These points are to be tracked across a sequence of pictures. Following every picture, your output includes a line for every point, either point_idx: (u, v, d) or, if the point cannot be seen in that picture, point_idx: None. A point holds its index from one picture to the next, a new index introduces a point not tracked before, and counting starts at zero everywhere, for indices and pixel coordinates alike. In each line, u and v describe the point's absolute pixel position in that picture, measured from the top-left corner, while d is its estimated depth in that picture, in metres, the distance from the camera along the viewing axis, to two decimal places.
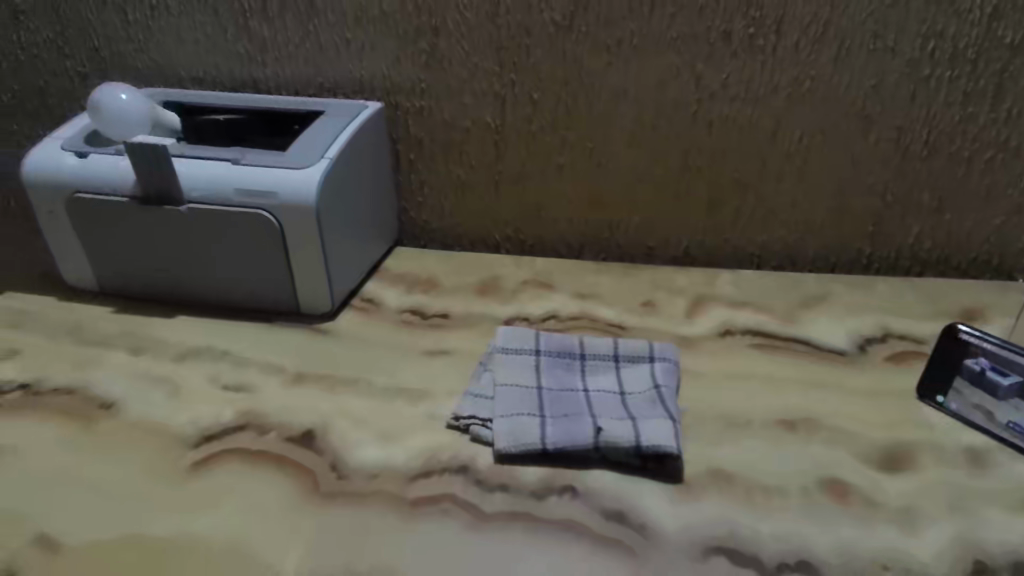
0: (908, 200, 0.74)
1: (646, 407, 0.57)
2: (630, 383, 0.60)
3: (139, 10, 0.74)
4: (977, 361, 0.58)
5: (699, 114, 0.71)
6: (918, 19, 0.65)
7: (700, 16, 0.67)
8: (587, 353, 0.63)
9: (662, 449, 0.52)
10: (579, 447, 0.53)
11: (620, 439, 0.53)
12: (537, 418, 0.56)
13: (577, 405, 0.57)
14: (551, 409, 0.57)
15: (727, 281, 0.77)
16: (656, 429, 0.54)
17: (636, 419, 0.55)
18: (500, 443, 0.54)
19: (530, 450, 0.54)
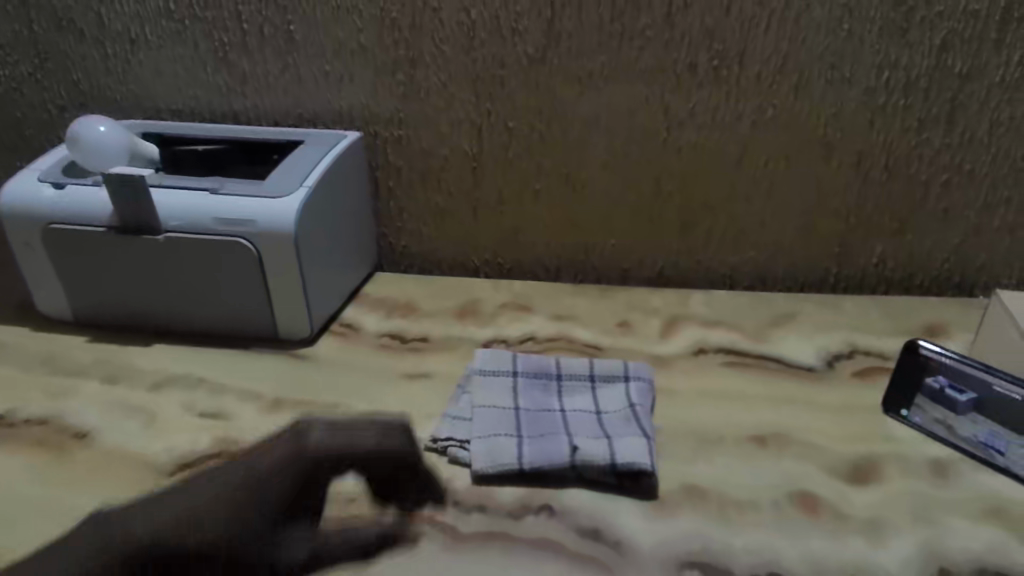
0: (871, 220, 0.76)
1: (621, 426, 0.58)
2: (605, 402, 0.61)
3: (119, 45, 0.75)
4: (937, 378, 0.61)
5: (669, 141, 0.74)
6: (872, 50, 0.68)
7: (667, 48, 0.70)
8: (564, 374, 0.64)
9: (638, 466, 0.53)
10: (555, 466, 0.54)
11: (595, 457, 0.54)
12: (514, 438, 0.57)
13: (553, 425, 0.58)
14: (528, 430, 0.58)
15: (699, 301, 0.79)
16: (632, 447, 0.55)
17: (611, 437, 0.56)
18: (477, 463, 0.55)
19: (507, 471, 0.55)
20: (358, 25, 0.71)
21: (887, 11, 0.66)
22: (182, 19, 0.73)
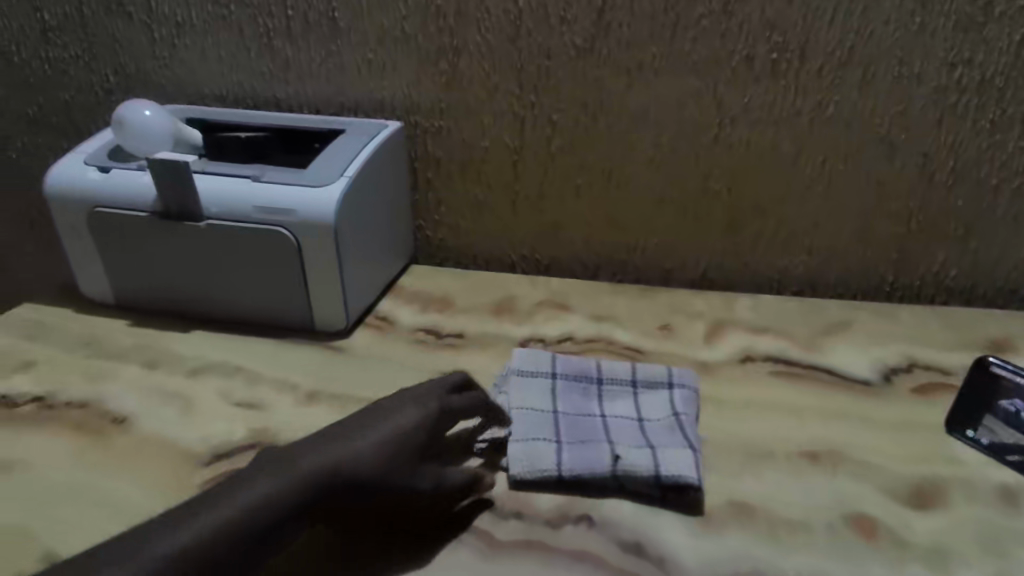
0: (934, 226, 0.72)
1: (665, 435, 0.56)
2: (648, 410, 0.59)
3: (165, 29, 0.75)
4: (1013, 402, 0.60)
5: (720, 138, 0.71)
6: (945, 45, 0.64)
7: (723, 40, 0.66)
8: (605, 378, 0.62)
9: (682, 478, 0.51)
10: (595, 475, 0.52)
11: (639, 468, 0.52)
12: (553, 444, 0.54)
13: (594, 432, 0.56)
14: (567, 435, 0.56)
15: (745, 305, 0.76)
16: (676, 459, 0.52)
17: (655, 447, 0.54)
18: (514, 468, 0.53)
19: (544, 477, 0.53)
20: (402, 12, 0.70)
21: (964, 4, 0.62)
22: (228, 4, 0.72)
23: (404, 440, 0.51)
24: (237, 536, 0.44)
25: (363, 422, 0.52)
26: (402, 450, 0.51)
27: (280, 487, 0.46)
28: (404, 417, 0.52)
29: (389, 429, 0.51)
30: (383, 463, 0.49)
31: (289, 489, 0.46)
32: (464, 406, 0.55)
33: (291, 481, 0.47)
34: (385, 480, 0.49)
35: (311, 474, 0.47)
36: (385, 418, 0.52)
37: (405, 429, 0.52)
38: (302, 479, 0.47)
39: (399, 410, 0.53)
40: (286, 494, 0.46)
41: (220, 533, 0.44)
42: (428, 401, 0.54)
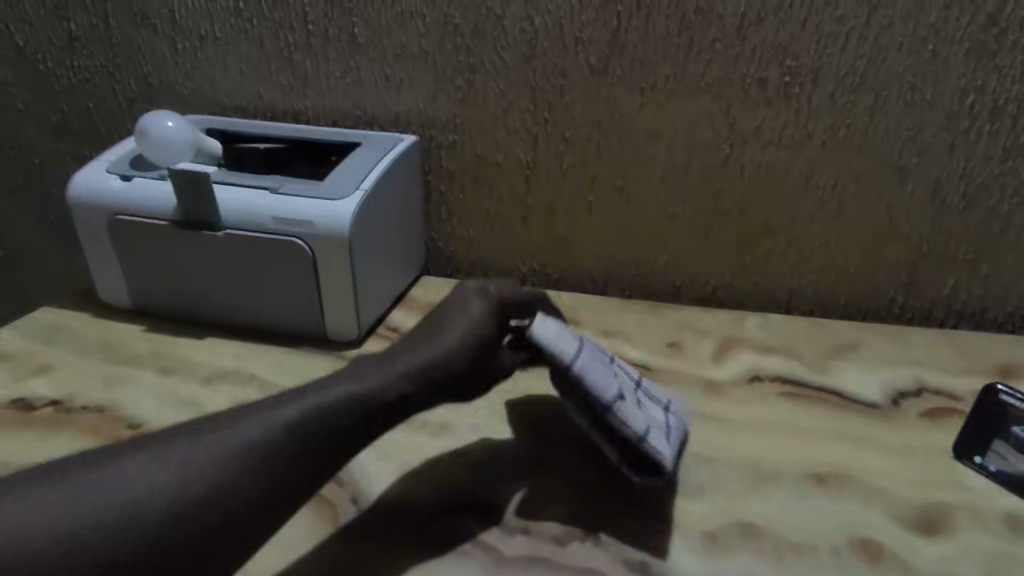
0: (945, 250, 0.72)
1: (656, 415, 0.56)
2: (646, 392, 0.59)
3: (188, 41, 0.76)
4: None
5: (732, 158, 0.71)
6: (958, 73, 0.63)
7: (736, 63, 0.66)
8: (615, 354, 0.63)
9: (662, 460, 0.52)
10: (599, 394, 0.53)
11: (630, 422, 0.53)
12: (579, 342, 0.55)
13: (609, 364, 0.57)
14: (590, 347, 0.56)
15: (755, 324, 0.77)
16: (663, 440, 0.54)
17: (648, 415, 0.55)
18: (540, 330, 0.53)
19: (557, 359, 0.53)
20: (420, 30, 0.71)
21: (977, 32, 0.61)
22: (249, 18, 0.73)
23: (470, 343, 0.54)
24: (298, 438, 0.46)
25: (429, 329, 0.55)
26: (467, 350, 0.54)
27: (344, 391, 0.48)
28: (468, 317, 0.55)
29: (455, 330, 0.54)
30: (450, 367, 0.53)
31: (349, 397, 0.48)
32: (519, 297, 0.58)
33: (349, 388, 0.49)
34: (454, 382, 0.53)
35: (377, 384, 0.50)
36: (449, 317, 0.55)
37: (467, 335, 0.54)
38: (361, 387, 0.49)
39: (464, 307, 0.55)
40: (345, 401, 0.48)
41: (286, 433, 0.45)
42: (484, 299, 0.56)
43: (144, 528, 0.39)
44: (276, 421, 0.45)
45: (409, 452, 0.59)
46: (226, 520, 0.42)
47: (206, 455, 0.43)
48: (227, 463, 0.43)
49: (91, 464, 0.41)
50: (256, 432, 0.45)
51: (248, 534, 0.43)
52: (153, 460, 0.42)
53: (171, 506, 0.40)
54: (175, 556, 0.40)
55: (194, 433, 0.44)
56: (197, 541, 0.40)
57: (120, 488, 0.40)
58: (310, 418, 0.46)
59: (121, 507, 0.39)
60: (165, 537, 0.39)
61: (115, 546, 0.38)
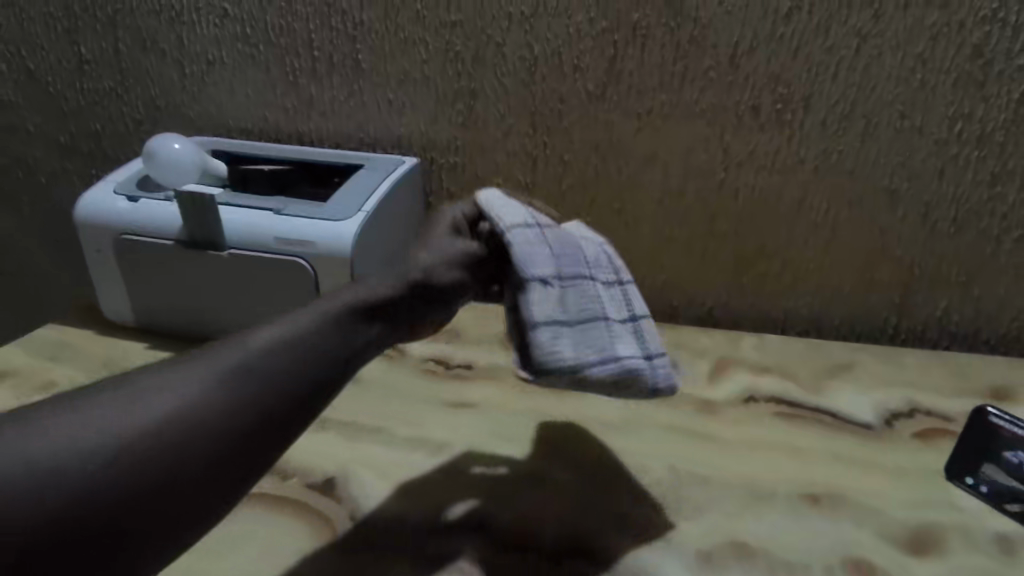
0: (936, 272, 0.73)
1: (581, 340, 0.49)
2: (624, 332, 0.52)
3: (196, 65, 0.78)
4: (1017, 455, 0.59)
5: (727, 182, 0.72)
6: (946, 101, 0.64)
7: (729, 90, 0.68)
8: (621, 276, 0.58)
9: (541, 360, 0.47)
10: (518, 271, 0.50)
11: (529, 304, 0.49)
12: (529, 231, 0.52)
13: (572, 274, 0.53)
14: (553, 247, 0.53)
15: (750, 344, 0.78)
16: (561, 349, 0.48)
17: (566, 326, 0.49)
18: (486, 198, 0.54)
19: (494, 228, 0.52)
20: (423, 56, 0.72)
21: (964, 62, 0.63)
22: (256, 44, 0.75)
23: (454, 256, 0.51)
24: (269, 378, 0.43)
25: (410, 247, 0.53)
26: (452, 264, 0.51)
27: (310, 325, 0.46)
28: (442, 225, 0.53)
29: (437, 245, 0.52)
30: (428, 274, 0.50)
31: (312, 332, 0.46)
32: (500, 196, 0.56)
33: (311, 322, 0.47)
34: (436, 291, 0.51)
35: (354, 300, 0.49)
36: (430, 232, 0.53)
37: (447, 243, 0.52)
38: (323, 318, 0.47)
39: (440, 222, 0.54)
40: (310, 335, 0.46)
41: (257, 371, 0.43)
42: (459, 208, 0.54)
43: (97, 477, 0.36)
44: (235, 358, 0.43)
45: (408, 471, 0.61)
46: (193, 463, 0.39)
47: (162, 396, 0.40)
48: (187, 404, 0.40)
49: (26, 417, 0.37)
50: (215, 371, 0.42)
51: (223, 475, 0.40)
52: (100, 407, 0.38)
53: (127, 451, 0.37)
54: (138, 506, 0.37)
55: (143, 378, 0.41)
56: (163, 487, 0.38)
57: (65, 437, 0.36)
58: (275, 351, 0.44)
59: (71, 457, 0.36)
60: (126, 483, 0.37)
61: (68, 500, 0.35)
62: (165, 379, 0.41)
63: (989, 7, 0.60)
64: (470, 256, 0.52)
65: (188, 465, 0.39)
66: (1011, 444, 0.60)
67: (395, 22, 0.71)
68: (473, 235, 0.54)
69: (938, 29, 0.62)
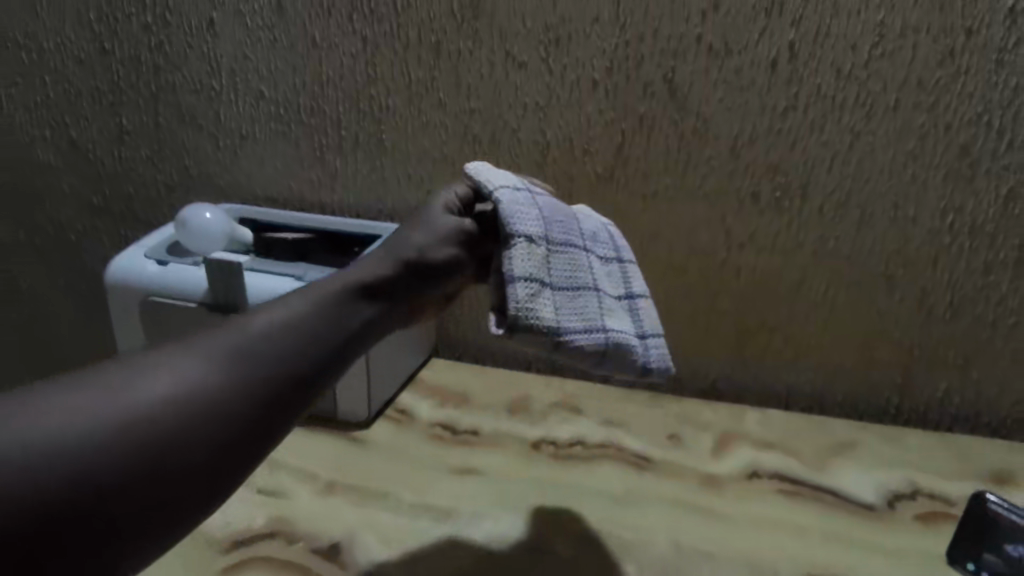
0: (935, 355, 0.74)
1: (565, 307, 0.53)
2: (610, 309, 0.57)
3: (229, 139, 0.83)
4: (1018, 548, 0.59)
5: (729, 261, 0.75)
6: (937, 194, 0.68)
7: (731, 177, 0.71)
8: (619, 254, 0.62)
9: (517, 316, 0.50)
10: (505, 228, 0.53)
11: (512, 261, 0.52)
12: (518, 196, 0.56)
13: (564, 241, 0.56)
14: (547, 213, 0.56)
15: (753, 419, 0.79)
16: (540, 309, 0.51)
17: (549, 290, 0.53)
18: (478, 168, 0.58)
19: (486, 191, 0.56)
20: (443, 137, 0.77)
21: (953, 160, 0.66)
22: (288, 122, 0.80)
23: (447, 236, 0.57)
24: (268, 361, 0.43)
25: (406, 225, 0.58)
26: (446, 242, 0.57)
27: (308, 311, 0.47)
28: (435, 210, 0.58)
29: (432, 225, 0.57)
30: (426, 253, 0.55)
31: (311, 319, 0.46)
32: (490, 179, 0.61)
33: (307, 310, 0.47)
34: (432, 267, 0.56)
35: (358, 279, 0.51)
36: (426, 212, 0.58)
37: (442, 224, 0.57)
38: (321, 304, 0.48)
39: (435, 204, 0.59)
40: (308, 321, 0.46)
41: (255, 355, 0.43)
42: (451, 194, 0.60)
43: (93, 457, 0.35)
44: (233, 342, 0.42)
45: (411, 538, 0.62)
46: (191, 447, 0.38)
47: (159, 379, 0.39)
48: (185, 386, 0.39)
49: (16, 397, 0.36)
50: (213, 355, 0.41)
51: (220, 460, 0.39)
52: (94, 387, 0.37)
53: (123, 432, 0.36)
54: (134, 489, 0.36)
55: (136, 360, 0.40)
56: (161, 470, 0.37)
57: (59, 416, 0.35)
58: (274, 336, 0.44)
59: (69, 437, 0.35)
60: (125, 465, 0.36)
61: (63, 481, 0.34)
62: (162, 361, 0.40)
63: (974, 111, 0.64)
64: (461, 233, 0.57)
65: (186, 448, 0.38)
66: (1010, 535, 0.61)
67: (418, 106, 0.76)
68: (468, 214, 0.60)
69: (927, 129, 0.66)
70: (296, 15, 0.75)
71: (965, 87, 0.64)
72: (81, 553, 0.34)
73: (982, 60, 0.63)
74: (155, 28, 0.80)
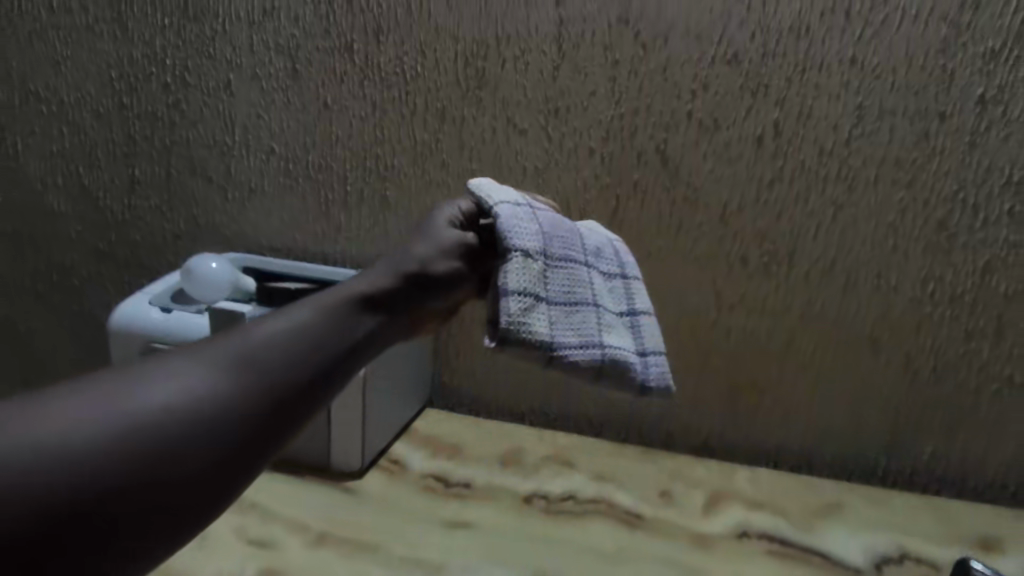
0: (921, 418, 0.76)
1: (560, 322, 0.48)
2: (611, 324, 0.51)
3: (238, 191, 0.86)
4: None
5: (719, 321, 0.77)
6: (918, 265, 0.71)
7: (721, 241, 0.74)
8: (624, 270, 0.56)
9: (508, 329, 0.46)
10: (502, 242, 0.48)
11: (506, 274, 0.47)
12: (517, 209, 0.51)
13: (563, 254, 0.51)
14: (545, 225, 0.51)
15: (744, 478, 0.80)
16: (533, 323, 0.47)
17: (545, 304, 0.48)
18: (474, 181, 0.53)
19: (484, 206, 0.51)
20: (444, 196, 0.79)
21: (931, 233, 0.69)
22: (296, 177, 0.83)
23: (451, 246, 0.49)
24: (291, 360, 0.37)
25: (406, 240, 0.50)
26: (450, 255, 0.49)
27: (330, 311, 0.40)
28: (436, 221, 0.51)
29: (435, 236, 0.49)
30: (432, 265, 0.47)
31: (319, 328, 0.39)
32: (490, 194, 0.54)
33: (325, 309, 0.40)
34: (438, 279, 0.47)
35: (365, 285, 0.43)
36: (427, 224, 0.51)
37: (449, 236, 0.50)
38: (332, 305, 0.40)
39: (437, 216, 0.51)
40: (317, 328, 0.39)
41: (272, 354, 0.36)
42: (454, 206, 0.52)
43: (82, 463, 0.28)
44: (247, 340, 0.36)
45: None
46: (193, 457, 0.31)
47: (156, 383, 0.32)
48: (186, 391, 0.33)
49: (10, 401, 0.30)
50: (215, 360, 0.35)
51: (223, 473, 0.32)
52: (84, 391, 0.31)
53: (128, 436, 0.30)
54: (133, 498, 0.29)
55: (143, 363, 0.34)
56: (167, 478, 0.30)
57: (61, 419, 0.29)
58: (296, 335, 0.38)
59: (75, 437, 0.29)
60: (128, 470, 0.29)
61: (63, 486, 0.28)
62: (162, 366, 0.33)
63: (950, 188, 0.68)
64: (464, 246, 0.50)
65: (189, 459, 0.31)
66: None
67: (422, 166, 0.79)
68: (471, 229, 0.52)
69: (906, 203, 0.69)
70: (309, 79, 0.79)
71: (940, 166, 0.67)
72: (78, 563, 0.27)
73: (955, 141, 0.66)
74: (173, 88, 0.84)
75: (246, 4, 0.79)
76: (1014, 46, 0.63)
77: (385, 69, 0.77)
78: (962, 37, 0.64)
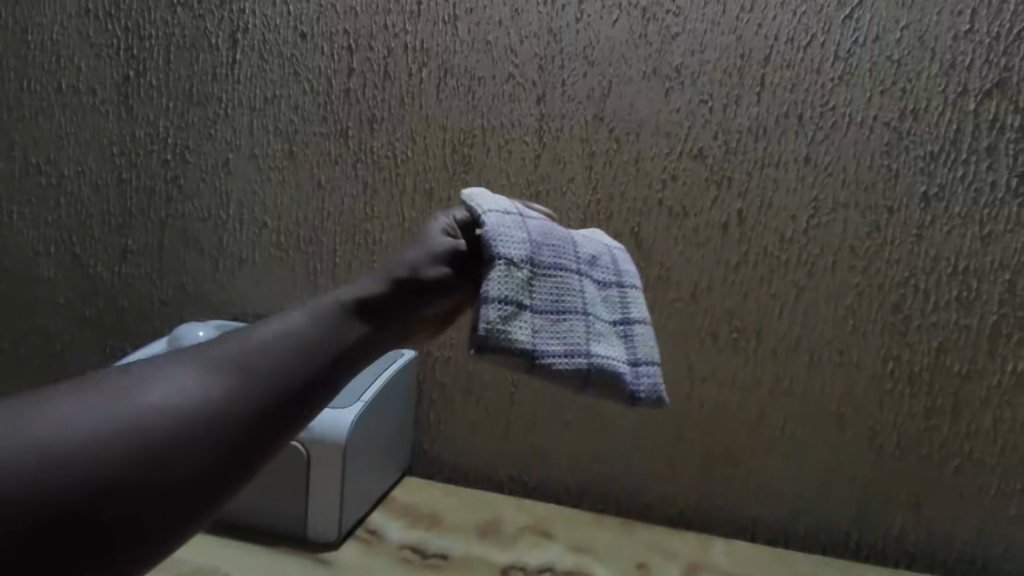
0: (888, 491, 0.78)
1: (546, 330, 0.46)
2: (603, 333, 0.49)
3: (228, 261, 0.88)
4: None
5: (692, 394, 0.80)
6: (877, 344, 0.75)
7: (693, 318, 0.78)
8: (621, 279, 0.54)
9: (487, 337, 0.44)
10: (487, 250, 0.47)
11: (490, 281, 0.46)
12: (506, 217, 0.49)
13: (553, 263, 0.49)
14: (536, 233, 0.49)
15: (719, 550, 0.81)
16: (515, 332, 0.45)
17: (530, 312, 0.46)
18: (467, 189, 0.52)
19: (474, 215, 0.50)
20: None
21: (887, 315, 0.74)
22: (286, 249, 0.86)
23: (440, 253, 0.48)
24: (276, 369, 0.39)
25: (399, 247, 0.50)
26: (439, 261, 0.48)
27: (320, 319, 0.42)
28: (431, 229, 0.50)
29: (425, 243, 0.49)
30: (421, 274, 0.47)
31: (309, 335, 0.41)
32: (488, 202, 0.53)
33: (316, 317, 0.42)
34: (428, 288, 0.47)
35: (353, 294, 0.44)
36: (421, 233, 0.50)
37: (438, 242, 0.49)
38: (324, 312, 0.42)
39: (431, 225, 0.51)
40: (309, 334, 0.41)
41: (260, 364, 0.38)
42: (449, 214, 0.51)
43: (82, 462, 0.31)
44: (238, 350, 0.38)
45: None
46: (182, 461, 0.34)
47: (151, 386, 0.35)
48: (178, 396, 0.35)
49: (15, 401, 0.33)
50: (208, 366, 0.37)
51: (211, 475, 0.35)
52: (83, 393, 0.33)
53: (120, 440, 0.32)
54: (126, 501, 0.31)
55: (140, 368, 0.36)
56: (158, 484, 0.33)
57: (58, 421, 0.32)
58: (284, 344, 0.40)
59: (69, 441, 0.31)
60: (119, 474, 0.31)
61: (56, 489, 0.30)
62: (158, 373, 0.36)
63: (902, 274, 0.72)
64: (454, 254, 0.49)
65: (178, 463, 0.33)
66: None
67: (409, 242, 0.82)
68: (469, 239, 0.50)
69: (862, 287, 0.73)
70: (303, 159, 0.83)
71: (892, 254, 0.72)
72: (72, 563, 0.30)
73: (904, 234, 0.71)
74: (173, 164, 0.87)
75: (248, 91, 0.83)
76: (951, 150, 0.69)
77: (376, 153, 0.81)
78: (903, 141, 0.70)
